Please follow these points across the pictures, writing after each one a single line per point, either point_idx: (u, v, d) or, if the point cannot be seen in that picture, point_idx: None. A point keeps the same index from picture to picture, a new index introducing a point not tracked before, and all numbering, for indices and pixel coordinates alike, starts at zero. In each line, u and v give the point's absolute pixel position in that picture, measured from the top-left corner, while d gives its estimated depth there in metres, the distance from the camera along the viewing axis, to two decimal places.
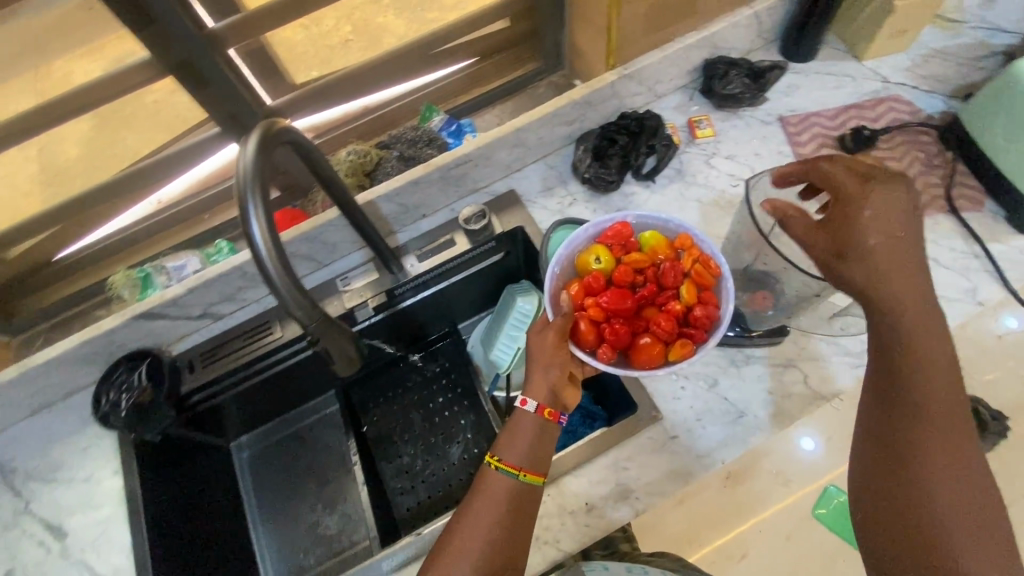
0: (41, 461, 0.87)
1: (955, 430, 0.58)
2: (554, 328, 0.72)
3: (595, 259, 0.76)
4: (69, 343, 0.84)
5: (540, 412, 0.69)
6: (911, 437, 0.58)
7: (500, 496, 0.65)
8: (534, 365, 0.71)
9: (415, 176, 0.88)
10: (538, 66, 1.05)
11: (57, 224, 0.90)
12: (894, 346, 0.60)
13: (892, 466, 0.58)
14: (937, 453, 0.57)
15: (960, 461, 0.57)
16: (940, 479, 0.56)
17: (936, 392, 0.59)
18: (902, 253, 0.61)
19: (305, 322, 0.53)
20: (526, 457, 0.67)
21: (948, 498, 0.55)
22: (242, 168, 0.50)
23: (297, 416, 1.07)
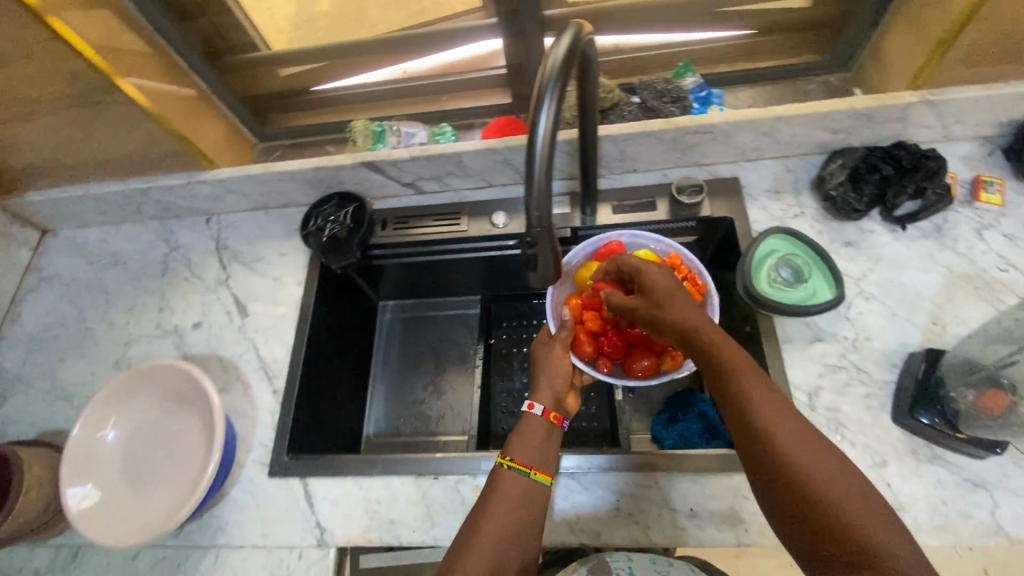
0: (247, 249, 1.02)
1: (810, 449, 0.54)
2: (559, 341, 0.79)
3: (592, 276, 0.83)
4: (305, 164, 0.95)
5: (546, 417, 0.73)
6: (776, 446, 0.54)
7: (515, 495, 0.66)
8: (542, 374, 0.77)
9: (651, 128, 0.85)
10: (819, 61, 0.94)
11: (322, 62, 0.99)
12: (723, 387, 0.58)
13: (810, 521, 0.51)
14: (807, 452, 0.53)
15: (813, 445, 0.54)
16: (836, 484, 0.51)
17: (767, 404, 0.56)
18: (672, 290, 0.64)
19: (533, 224, 0.55)
20: (536, 456, 0.70)
21: (861, 509, 0.50)
22: (553, 58, 0.50)
23: (440, 304, 1.16)
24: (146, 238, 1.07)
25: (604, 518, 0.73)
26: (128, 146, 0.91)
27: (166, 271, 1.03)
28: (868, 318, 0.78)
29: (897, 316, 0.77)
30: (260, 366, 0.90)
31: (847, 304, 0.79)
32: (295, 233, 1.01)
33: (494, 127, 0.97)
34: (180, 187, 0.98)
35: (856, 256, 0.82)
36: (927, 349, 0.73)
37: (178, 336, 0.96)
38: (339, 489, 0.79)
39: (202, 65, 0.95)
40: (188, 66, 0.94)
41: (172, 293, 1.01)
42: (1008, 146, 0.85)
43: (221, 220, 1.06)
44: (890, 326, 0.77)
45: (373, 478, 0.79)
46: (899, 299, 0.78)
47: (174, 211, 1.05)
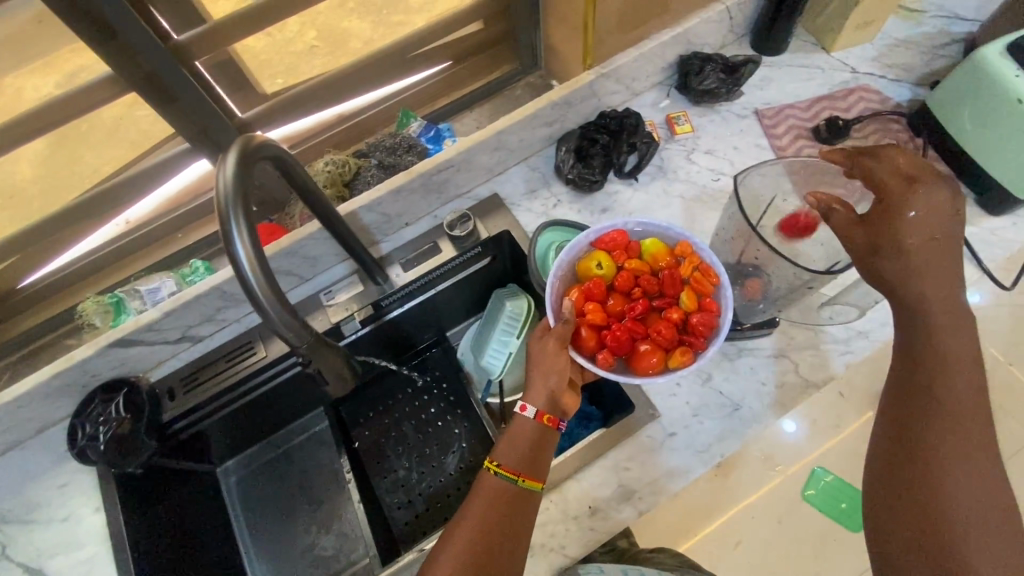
0: (14, 503, 0.82)
1: (968, 418, 0.59)
2: (555, 334, 0.71)
3: (597, 264, 0.75)
4: (39, 376, 0.79)
5: (540, 419, 0.69)
6: (942, 402, 0.60)
7: (496, 500, 0.66)
8: (534, 370, 0.71)
9: (396, 184, 0.87)
10: (514, 68, 1.04)
11: (20, 252, 0.85)
12: (919, 328, 0.63)
13: (916, 474, 0.59)
14: (946, 436, 0.59)
15: (983, 436, 0.59)
16: (952, 446, 0.59)
17: (968, 380, 0.60)
18: (929, 217, 0.62)
19: (298, 343, 0.51)
20: (523, 462, 0.68)
21: (959, 468, 0.58)
22: (223, 185, 0.48)
23: (285, 436, 1.04)
24: None
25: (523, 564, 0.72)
26: None
27: None
28: None
29: None
30: None
31: None
32: (68, 455, 0.84)
33: None
34: None
35: (615, 217, 0.92)
36: None
37: None
38: None
39: None
40: None
41: None
42: (677, 83, 1.02)
43: None
44: None
45: None
46: None
47: None
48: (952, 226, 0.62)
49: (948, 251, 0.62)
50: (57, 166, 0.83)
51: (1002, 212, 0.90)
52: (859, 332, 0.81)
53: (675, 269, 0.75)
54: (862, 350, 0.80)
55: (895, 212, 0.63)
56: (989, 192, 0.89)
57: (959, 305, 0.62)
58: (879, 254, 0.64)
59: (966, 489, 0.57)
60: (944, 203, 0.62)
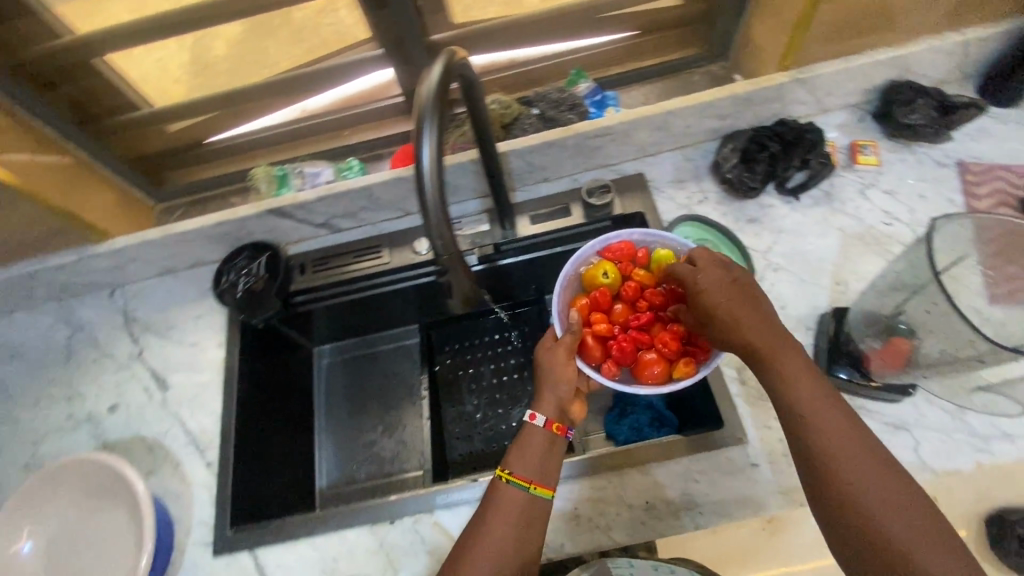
0: (159, 318, 0.96)
1: (893, 475, 0.53)
2: (564, 344, 0.73)
3: (602, 274, 0.78)
4: (207, 220, 0.91)
5: (548, 427, 0.69)
6: (828, 451, 0.55)
7: (511, 510, 0.64)
8: (545, 379, 0.72)
9: (552, 137, 0.87)
10: (698, 53, 1.00)
11: (215, 112, 0.96)
12: (778, 394, 0.59)
13: (875, 557, 0.51)
14: (889, 495, 0.52)
15: (911, 489, 0.53)
16: (882, 496, 0.52)
17: (823, 422, 0.56)
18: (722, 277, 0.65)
19: (440, 250, 0.55)
20: (537, 470, 0.67)
21: (901, 519, 0.51)
22: (426, 86, 0.51)
23: (377, 339, 1.12)
24: (44, 322, 0.99)
25: (566, 529, 0.72)
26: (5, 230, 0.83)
27: (71, 355, 0.95)
28: (780, 288, 0.82)
29: (806, 283, 0.82)
30: (189, 439, 0.85)
31: (759, 278, 0.83)
32: (209, 293, 0.96)
33: (401, 156, 0.96)
34: (73, 265, 0.92)
35: (761, 231, 0.87)
36: (833, 310, 0.78)
37: (93, 424, 0.89)
38: (292, 553, 0.76)
39: (78, 133, 0.89)
40: (64, 136, 0.88)
41: (81, 377, 0.93)
42: (875, 110, 0.93)
43: (127, 292, 0.99)
44: (801, 292, 0.82)
45: (326, 535, 0.76)
46: (804, 266, 0.83)
47: (72, 290, 0.98)
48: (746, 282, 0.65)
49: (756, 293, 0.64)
50: (248, 50, 0.93)
51: None
52: (1006, 433, 0.72)
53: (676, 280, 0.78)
54: (1004, 455, 0.70)
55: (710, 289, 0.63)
56: None
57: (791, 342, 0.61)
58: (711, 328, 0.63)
59: (926, 548, 0.50)
60: (715, 275, 0.64)
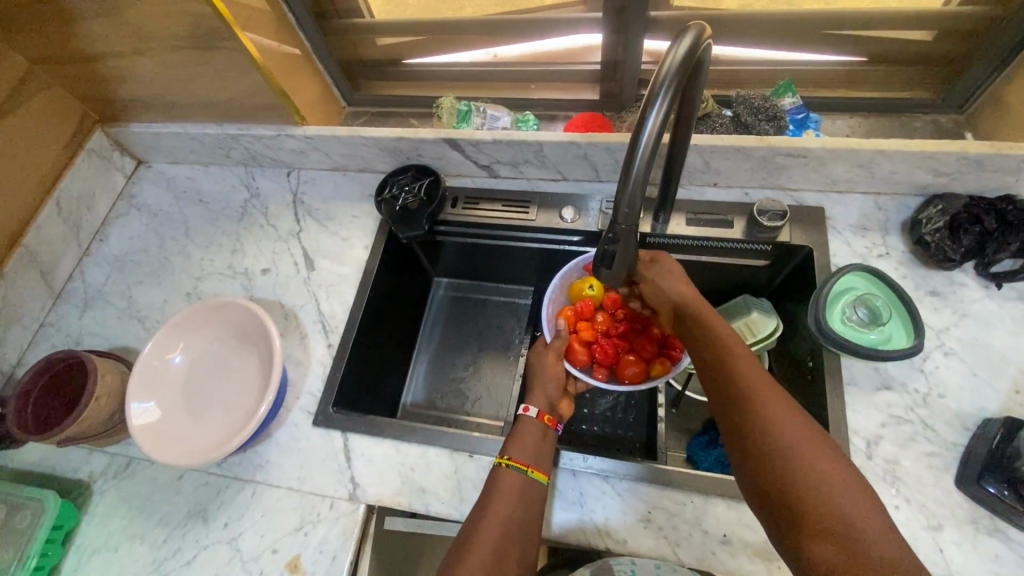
0: (321, 206, 1.06)
1: (796, 418, 0.59)
2: (552, 349, 0.86)
3: (588, 287, 0.90)
4: (390, 132, 0.97)
5: (541, 418, 0.78)
6: (757, 415, 0.59)
7: (513, 490, 0.69)
8: (536, 381, 0.84)
9: (741, 144, 0.83)
10: (930, 99, 0.90)
11: (422, 36, 1.01)
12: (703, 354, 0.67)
13: (784, 488, 0.55)
14: (795, 430, 0.57)
15: (812, 430, 0.58)
16: (813, 457, 0.55)
17: (751, 374, 0.62)
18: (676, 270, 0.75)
19: (619, 221, 0.55)
20: (532, 455, 0.73)
21: (828, 477, 0.54)
22: (671, 59, 0.49)
23: (493, 288, 1.16)
24: (230, 181, 1.12)
25: (633, 527, 0.72)
26: (231, 93, 0.95)
27: (243, 215, 1.08)
28: (944, 374, 0.74)
29: (977, 377, 0.73)
30: (319, 319, 0.94)
31: (923, 355, 0.75)
32: (368, 198, 1.04)
33: (578, 121, 0.97)
34: (269, 138, 1.03)
35: (942, 308, 0.78)
36: (1006, 419, 0.68)
37: (247, 279, 1.01)
38: (377, 448, 0.82)
39: (310, 25, 0.98)
40: (297, 25, 0.98)
41: (246, 236, 1.05)
42: None
43: (301, 176, 1.10)
44: (968, 385, 0.73)
45: (410, 444, 0.81)
46: (982, 360, 0.74)
47: (260, 160, 1.10)
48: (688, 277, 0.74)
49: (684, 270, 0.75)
50: None
51: None
52: None
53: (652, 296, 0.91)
54: None
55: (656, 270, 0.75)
56: None
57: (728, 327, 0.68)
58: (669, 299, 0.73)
59: (847, 500, 0.53)
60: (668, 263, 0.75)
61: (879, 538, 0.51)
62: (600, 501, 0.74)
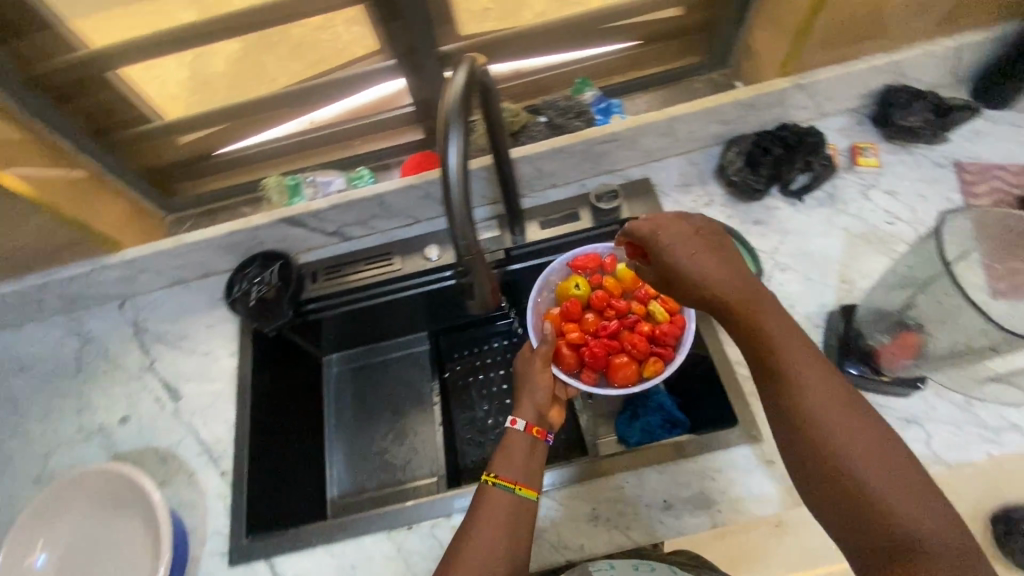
0: (169, 328, 0.96)
1: (863, 423, 0.53)
2: (540, 354, 0.81)
3: (574, 286, 0.87)
4: (219, 230, 0.91)
5: (530, 431, 0.74)
6: (812, 419, 0.53)
7: (500, 511, 0.66)
8: (524, 388, 0.79)
9: (561, 144, 0.89)
10: (701, 61, 1.02)
11: (226, 123, 0.97)
12: (751, 346, 0.58)
13: (849, 501, 0.51)
14: (863, 441, 0.52)
15: (877, 435, 0.52)
16: (882, 474, 0.50)
17: (813, 377, 0.55)
18: (699, 249, 0.61)
19: (464, 254, 0.56)
20: (520, 472, 0.70)
21: (887, 479, 0.50)
22: (451, 95, 0.52)
23: (386, 347, 1.12)
24: (52, 335, 0.98)
25: (586, 529, 0.73)
26: (17, 241, 0.84)
27: (80, 367, 0.95)
28: (788, 288, 0.84)
29: (812, 282, 0.84)
30: (202, 449, 0.84)
31: (767, 278, 0.85)
32: (219, 303, 0.96)
33: (410, 164, 0.98)
34: (83, 276, 0.92)
35: (767, 233, 0.88)
36: (842, 308, 0.79)
37: (105, 435, 0.88)
38: (309, 560, 0.75)
39: (92, 145, 0.89)
40: (77, 148, 0.89)
41: (91, 389, 0.93)
42: (872, 114, 0.95)
43: (137, 303, 0.99)
44: (808, 290, 0.83)
45: (345, 541, 0.76)
46: (810, 265, 0.85)
47: (81, 301, 0.98)
48: (717, 243, 0.62)
49: (720, 244, 0.62)
50: (246, 66, 0.92)
51: None
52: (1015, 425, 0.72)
53: (642, 291, 0.89)
54: (1014, 446, 0.71)
55: (672, 254, 0.61)
56: None
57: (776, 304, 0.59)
58: (669, 286, 0.63)
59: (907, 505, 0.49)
60: (686, 234, 0.62)
61: (944, 543, 0.47)
62: (544, 517, 0.74)
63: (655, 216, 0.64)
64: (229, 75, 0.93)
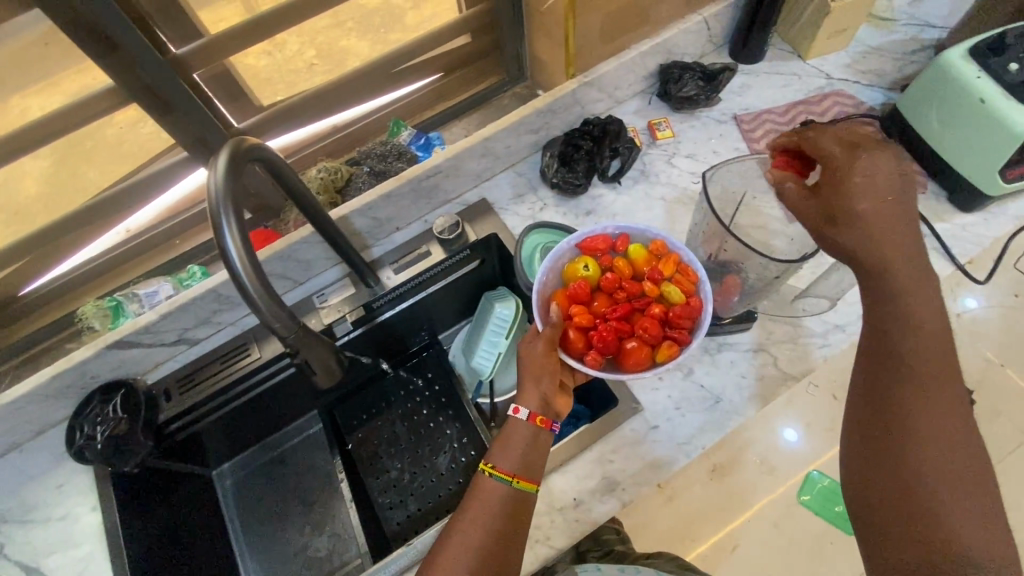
0: (11, 503, 0.84)
1: (933, 397, 0.59)
2: (545, 338, 0.72)
3: (583, 266, 0.78)
4: (38, 378, 0.81)
5: (532, 421, 0.69)
6: (894, 392, 0.60)
7: (495, 504, 0.65)
8: (525, 374, 0.71)
9: (386, 190, 0.90)
10: (502, 79, 1.08)
11: (28, 255, 0.89)
12: (893, 314, 0.61)
13: (881, 459, 0.60)
14: (924, 413, 0.58)
15: (947, 413, 0.58)
16: (923, 444, 0.57)
17: (927, 353, 0.60)
18: (885, 192, 0.61)
19: (286, 335, 0.54)
20: (518, 461, 0.67)
21: (935, 453, 0.57)
22: (211, 188, 0.51)
23: (280, 438, 1.06)
24: None
25: None
26: None
27: None
28: None
29: None
30: None
31: None
32: (66, 455, 0.86)
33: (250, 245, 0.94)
34: None
35: (599, 220, 0.95)
36: None
37: None
38: None
39: None
40: None
41: None
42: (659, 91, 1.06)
43: None
44: None
45: None
46: None
47: None
48: (906, 218, 0.61)
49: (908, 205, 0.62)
50: (62, 178, 0.89)
51: (973, 209, 0.93)
52: (836, 325, 0.83)
53: (656, 270, 0.78)
54: (840, 344, 0.82)
55: (850, 191, 0.61)
56: (960, 188, 0.91)
57: (923, 263, 0.61)
58: (834, 223, 0.63)
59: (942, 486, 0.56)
60: (877, 169, 0.62)
61: (968, 518, 0.55)
62: None
63: (865, 148, 0.63)
64: (42, 194, 0.89)
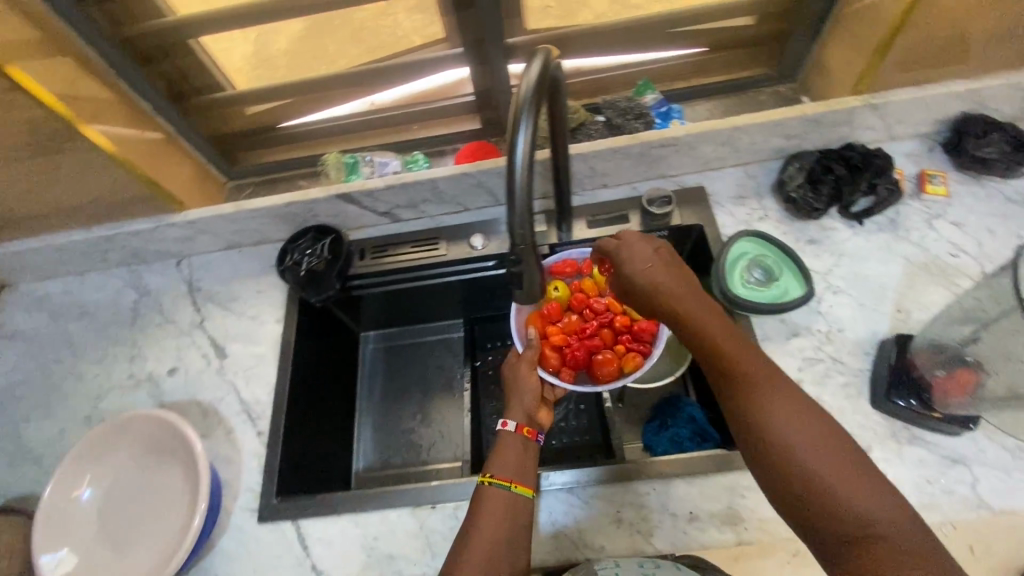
0: (221, 289, 1.00)
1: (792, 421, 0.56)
2: (524, 360, 0.84)
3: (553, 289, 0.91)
4: (278, 199, 0.94)
5: (521, 431, 0.76)
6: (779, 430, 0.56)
7: (499, 509, 0.67)
8: (513, 392, 0.81)
9: (617, 144, 0.89)
10: (766, 74, 1.01)
11: (292, 98, 1.00)
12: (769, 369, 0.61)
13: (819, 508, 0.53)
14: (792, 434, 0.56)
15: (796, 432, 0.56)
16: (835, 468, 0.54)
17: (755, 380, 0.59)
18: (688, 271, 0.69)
19: (517, 241, 0.56)
20: (515, 469, 0.71)
21: (809, 446, 0.55)
22: (524, 83, 0.52)
23: (422, 330, 1.14)
24: (114, 285, 1.03)
25: (606, 530, 0.73)
26: (93, 193, 0.88)
27: (136, 317, 1.00)
28: (839, 311, 0.82)
29: (865, 309, 0.81)
30: (243, 408, 0.88)
31: (817, 298, 0.83)
32: (270, 270, 1.00)
33: (464, 153, 0.99)
34: (148, 232, 0.96)
35: (821, 253, 0.86)
36: (895, 336, 0.77)
37: (153, 384, 0.93)
38: (333, 528, 0.77)
39: (168, 108, 0.93)
40: (155, 109, 0.93)
41: (144, 339, 0.97)
42: (946, 141, 0.91)
43: (193, 262, 1.03)
44: (859, 316, 0.81)
45: (369, 513, 0.77)
46: (865, 291, 0.83)
47: (142, 256, 1.02)
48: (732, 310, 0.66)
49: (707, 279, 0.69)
50: (308, 46, 0.94)
51: None
52: None
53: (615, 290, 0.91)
54: None
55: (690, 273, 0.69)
56: None
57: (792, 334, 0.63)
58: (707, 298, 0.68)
59: (853, 488, 0.53)
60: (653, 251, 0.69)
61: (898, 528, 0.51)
62: (569, 513, 0.74)
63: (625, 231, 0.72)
64: (292, 53, 0.94)
